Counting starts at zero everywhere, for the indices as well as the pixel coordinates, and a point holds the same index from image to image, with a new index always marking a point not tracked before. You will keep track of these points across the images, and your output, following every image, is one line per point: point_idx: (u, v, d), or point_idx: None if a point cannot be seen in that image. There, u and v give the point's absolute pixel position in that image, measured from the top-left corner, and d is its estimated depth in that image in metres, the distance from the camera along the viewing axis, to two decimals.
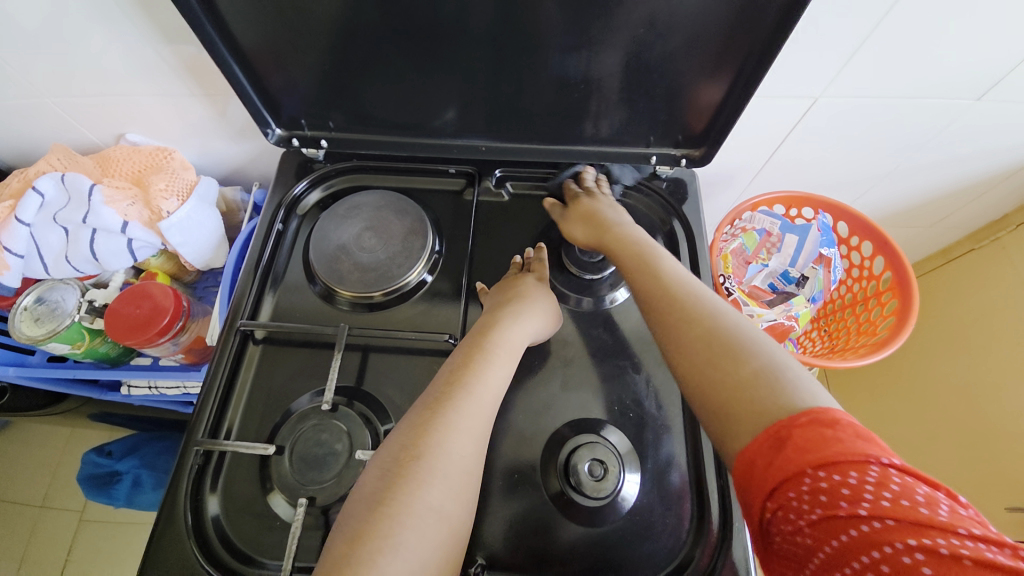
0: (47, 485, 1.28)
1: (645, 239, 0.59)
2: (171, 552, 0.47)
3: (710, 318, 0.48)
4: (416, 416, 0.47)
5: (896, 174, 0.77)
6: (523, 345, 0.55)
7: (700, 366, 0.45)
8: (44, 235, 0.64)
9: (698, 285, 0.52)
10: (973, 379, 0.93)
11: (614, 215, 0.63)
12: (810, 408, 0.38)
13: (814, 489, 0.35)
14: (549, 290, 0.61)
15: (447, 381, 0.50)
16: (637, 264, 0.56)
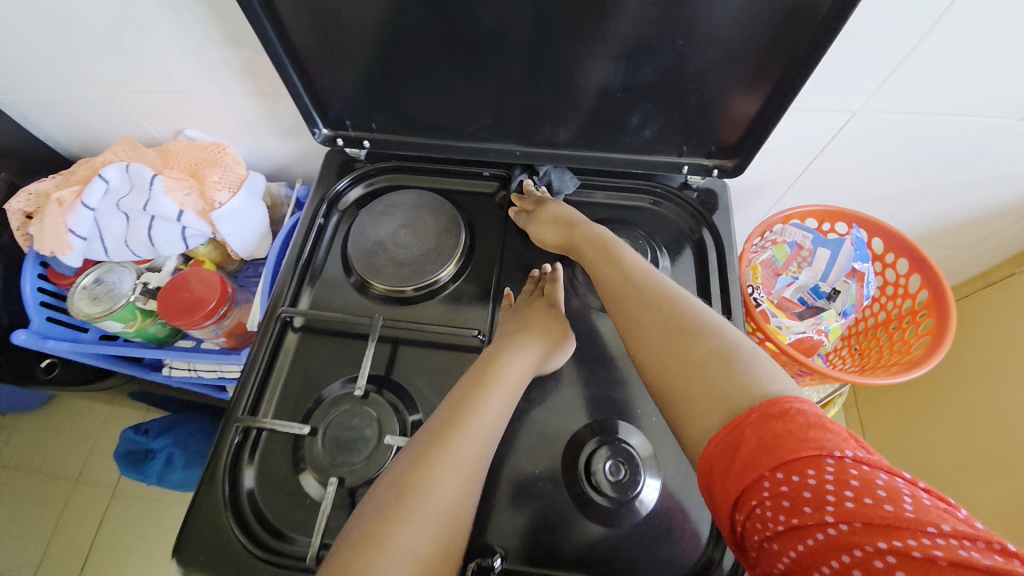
0: (83, 460, 1.35)
1: (607, 235, 0.61)
2: (209, 520, 0.50)
3: (667, 303, 0.51)
4: (415, 450, 0.47)
5: (935, 192, 0.76)
6: (524, 379, 0.54)
7: (659, 346, 0.49)
8: (107, 220, 0.69)
9: (659, 275, 0.56)
10: (1013, 408, 0.90)
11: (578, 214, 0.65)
12: (766, 401, 0.40)
13: (777, 494, 0.36)
14: (564, 316, 0.60)
15: (447, 415, 0.50)
16: (600, 260, 0.59)
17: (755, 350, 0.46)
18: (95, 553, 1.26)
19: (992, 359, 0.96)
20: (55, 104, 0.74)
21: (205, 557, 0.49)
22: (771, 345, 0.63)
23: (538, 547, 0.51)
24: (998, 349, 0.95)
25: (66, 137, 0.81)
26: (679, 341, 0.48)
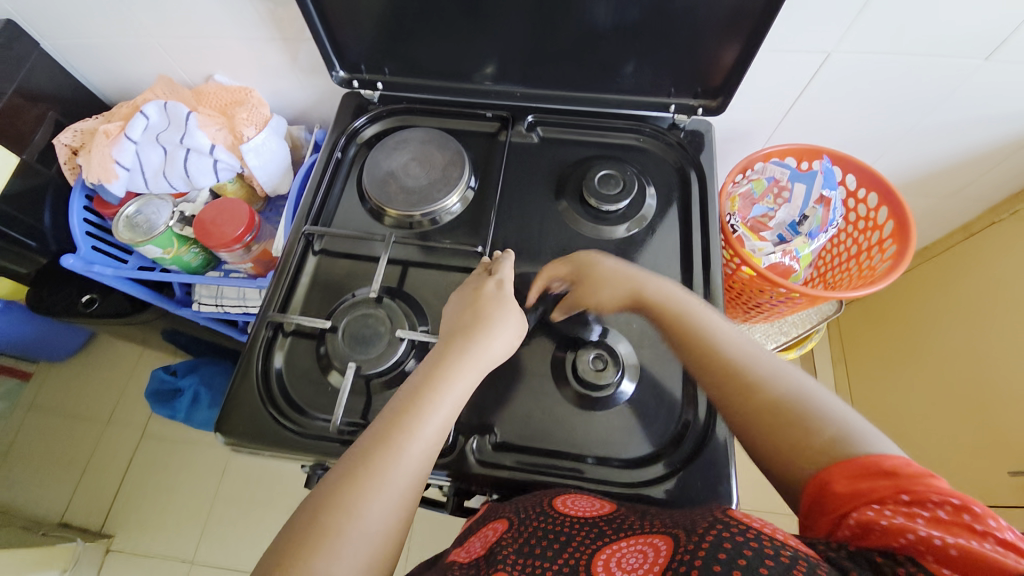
0: (113, 403, 1.45)
1: (687, 297, 0.59)
2: (246, 397, 0.59)
3: (768, 386, 0.49)
4: (379, 428, 0.48)
5: (912, 136, 0.81)
6: (489, 364, 0.55)
7: (773, 436, 0.47)
8: (147, 153, 0.77)
9: (750, 345, 0.54)
10: (980, 346, 0.99)
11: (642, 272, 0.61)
12: (872, 461, 0.41)
13: (961, 507, 0.36)
14: (508, 294, 0.60)
15: (407, 396, 0.50)
16: (684, 331, 0.56)
17: (863, 420, 0.46)
18: (125, 487, 1.36)
19: (970, 306, 1.02)
20: (95, 50, 0.81)
21: (242, 428, 0.57)
22: (748, 269, 0.69)
23: (528, 432, 0.58)
24: (977, 297, 1.01)
25: (104, 84, 0.89)
26: (800, 420, 0.46)
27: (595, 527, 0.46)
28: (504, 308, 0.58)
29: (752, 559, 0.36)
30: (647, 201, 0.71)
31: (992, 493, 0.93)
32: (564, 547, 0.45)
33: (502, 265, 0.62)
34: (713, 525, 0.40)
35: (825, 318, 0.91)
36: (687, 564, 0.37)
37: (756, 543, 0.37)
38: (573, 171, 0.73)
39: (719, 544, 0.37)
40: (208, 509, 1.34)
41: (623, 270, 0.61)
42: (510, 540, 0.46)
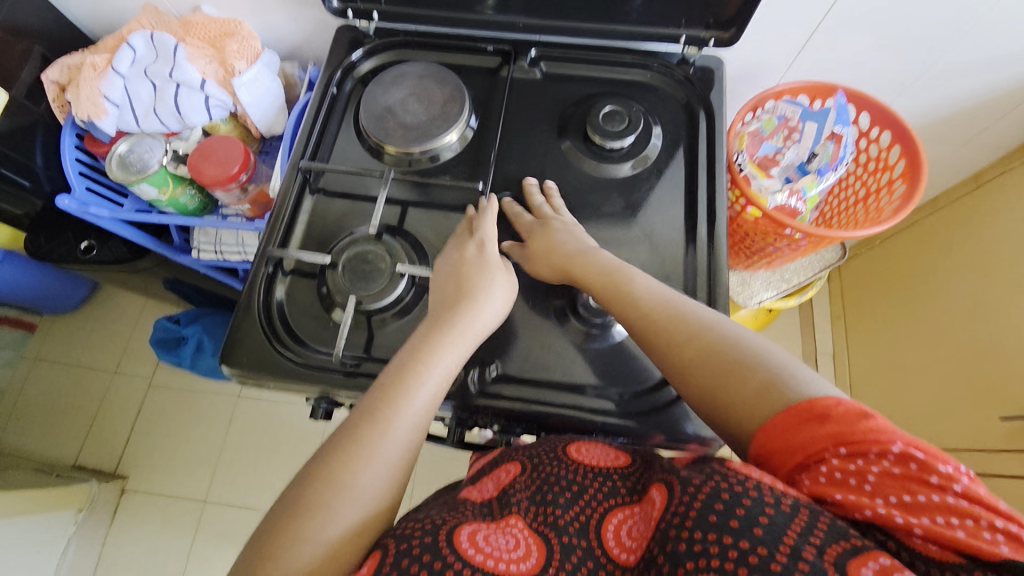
0: (118, 356, 1.47)
1: (610, 260, 0.58)
2: (251, 332, 0.60)
3: (696, 340, 0.50)
4: (369, 401, 0.48)
5: (932, 72, 0.78)
6: (482, 333, 0.55)
7: (713, 392, 0.47)
8: (135, 87, 0.76)
9: (680, 301, 0.54)
10: (981, 297, 0.99)
11: (566, 237, 0.60)
12: (803, 404, 0.42)
13: (905, 455, 0.37)
14: (491, 249, 0.60)
15: (397, 368, 0.51)
16: (615, 296, 0.55)
17: (785, 356, 0.47)
18: (136, 433, 1.41)
19: (974, 259, 1.01)
20: None
21: (245, 360, 0.59)
22: (754, 209, 0.69)
23: (528, 367, 0.59)
24: (982, 249, 1.00)
25: (89, 17, 0.85)
26: (731, 371, 0.47)
27: (609, 482, 0.47)
28: (488, 273, 0.58)
29: (750, 508, 0.37)
30: (652, 141, 0.68)
31: (981, 438, 0.95)
32: (580, 494, 0.46)
33: (483, 221, 0.61)
34: (710, 477, 0.40)
35: (827, 267, 0.91)
36: (680, 516, 0.39)
37: (754, 492, 0.38)
38: (577, 107, 0.71)
39: (715, 495, 0.38)
40: (218, 455, 1.38)
41: (553, 233, 0.60)
42: (523, 485, 0.48)
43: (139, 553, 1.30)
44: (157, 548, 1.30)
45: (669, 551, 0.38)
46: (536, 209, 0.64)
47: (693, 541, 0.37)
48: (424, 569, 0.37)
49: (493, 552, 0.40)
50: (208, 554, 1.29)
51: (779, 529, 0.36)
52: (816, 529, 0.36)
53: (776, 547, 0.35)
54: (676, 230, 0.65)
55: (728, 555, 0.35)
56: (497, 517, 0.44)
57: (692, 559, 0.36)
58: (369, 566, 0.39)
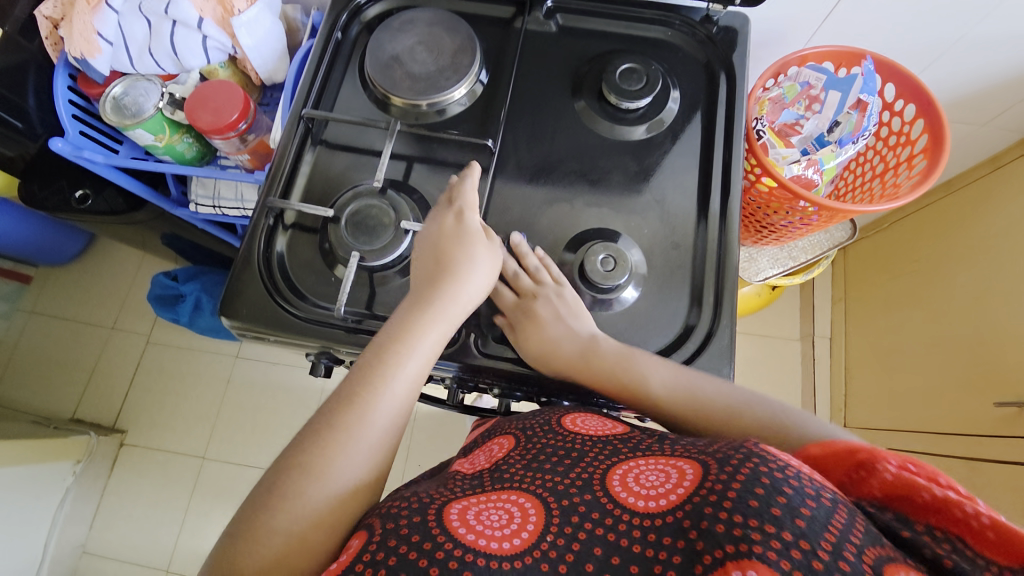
0: (116, 311, 1.46)
1: (616, 351, 0.55)
2: (251, 285, 0.59)
3: (730, 423, 0.50)
4: (346, 387, 0.47)
5: (965, 42, 0.75)
6: (464, 312, 0.54)
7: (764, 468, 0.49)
8: (130, 24, 0.72)
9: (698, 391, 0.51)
10: (988, 283, 0.98)
11: (558, 329, 0.56)
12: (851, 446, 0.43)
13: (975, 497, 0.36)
14: (471, 224, 0.56)
15: (376, 351, 0.49)
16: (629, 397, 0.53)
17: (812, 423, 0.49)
18: (135, 389, 1.41)
19: (982, 243, 1.00)
20: None
21: (245, 312, 0.58)
22: (769, 179, 0.67)
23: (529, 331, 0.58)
24: (993, 234, 0.98)
25: None
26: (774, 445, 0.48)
27: (609, 446, 0.47)
28: (467, 246, 0.55)
29: (792, 497, 0.35)
30: (669, 104, 0.66)
31: (975, 422, 0.96)
32: (575, 463, 0.45)
33: (462, 192, 0.58)
34: (748, 457, 0.38)
35: (836, 246, 0.90)
36: (718, 494, 0.37)
37: (795, 481, 0.36)
38: (594, 63, 0.67)
39: (755, 478, 0.37)
40: (216, 413, 1.39)
41: (544, 326, 0.56)
42: (517, 457, 0.47)
43: (139, 504, 1.32)
44: (157, 500, 1.32)
45: (707, 531, 0.36)
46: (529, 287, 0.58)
47: (732, 524, 0.35)
48: (414, 550, 0.37)
49: (486, 528, 0.39)
50: (205, 508, 1.32)
51: (821, 523, 0.34)
52: (854, 528, 0.34)
53: (818, 543, 0.33)
54: (689, 197, 0.63)
55: (772, 544, 0.33)
56: (488, 489, 0.44)
57: (732, 541, 0.34)
58: (357, 545, 0.39)
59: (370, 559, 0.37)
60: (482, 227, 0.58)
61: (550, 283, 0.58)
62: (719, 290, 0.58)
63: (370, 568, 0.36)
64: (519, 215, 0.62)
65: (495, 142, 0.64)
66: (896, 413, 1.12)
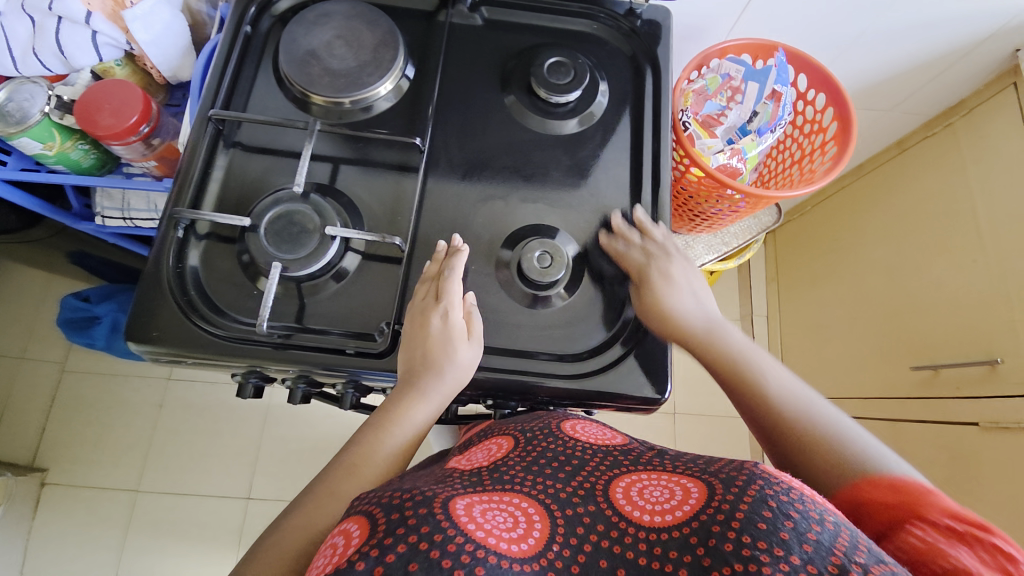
0: (23, 339, 1.31)
1: (741, 342, 0.57)
2: (155, 299, 0.54)
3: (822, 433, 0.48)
4: (340, 457, 0.50)
5: (868, 33, 0.81)
6: (451, 396, 0.53)
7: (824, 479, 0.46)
8: (11, 23, 0.65)
9: (811, 400, 0.52)
10: (900, 258, 1.06)
11: (688, 298, 0.59)
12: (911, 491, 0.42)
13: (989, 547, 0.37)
14: (450, 310, 0.53)
15: (373, 427, 0.51)
16: (739, 383, 0.54)
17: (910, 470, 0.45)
18: (53, 423, 1.28)
19: (894, 220, 1.08)
20: None
21: (155, 334, 0.53)
22: (697, 169, 0.69)
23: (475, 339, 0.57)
24: (902, 212, 1.07)
25: None
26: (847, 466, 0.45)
27: (609, 457, 0.48)
28: (449, 337, 0.52)
29: (799, 521, 0.35)
30: (598, 97, 0.66)
31: (896, 386, 1.04)
32: (576, 472, 0.45)
33: (449, 285, 0.54)
34: (753, 480, 0.38)
35: (764, 230, 0.95)
36: (725, 513, 0.37)
37: (800, 504, 0.36)
38: (521, 57, 0.66)
39: (762, 501, 0.36)
40: (148, 442, 1.28)
41: (677, 291, 0.58)
42: (516, 458, 0.47)
43: (64, 550, 1.20)
44: (86, 543, 1.21)
45: (714, 548, 0.35)
46: (639, 248, 0.59)
47: (741, 544, 0.34)
48: (425, 541, 0.34)
49: (492, 527, 0.38)
50: (143, 545, 1.21)
51: (827, 547, 0.33)
52: (858, 549, 0.34)
53: (826, 567, 0.32)
54: (622, 189, 0.64)
55: (781, 567, 0.33)
56: (488, 489, 0.43)
57: (740, 561, 0.34)
58: (363, 534, 0.36)
59: (378, 544, 0.34)
60: (468, 313, 0.55)
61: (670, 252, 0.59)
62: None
63: (377, 553, 0.34)
64: (454, 215, 0.60)
65: (423, 140, 0.62)
66: (828, 383, 1.20)
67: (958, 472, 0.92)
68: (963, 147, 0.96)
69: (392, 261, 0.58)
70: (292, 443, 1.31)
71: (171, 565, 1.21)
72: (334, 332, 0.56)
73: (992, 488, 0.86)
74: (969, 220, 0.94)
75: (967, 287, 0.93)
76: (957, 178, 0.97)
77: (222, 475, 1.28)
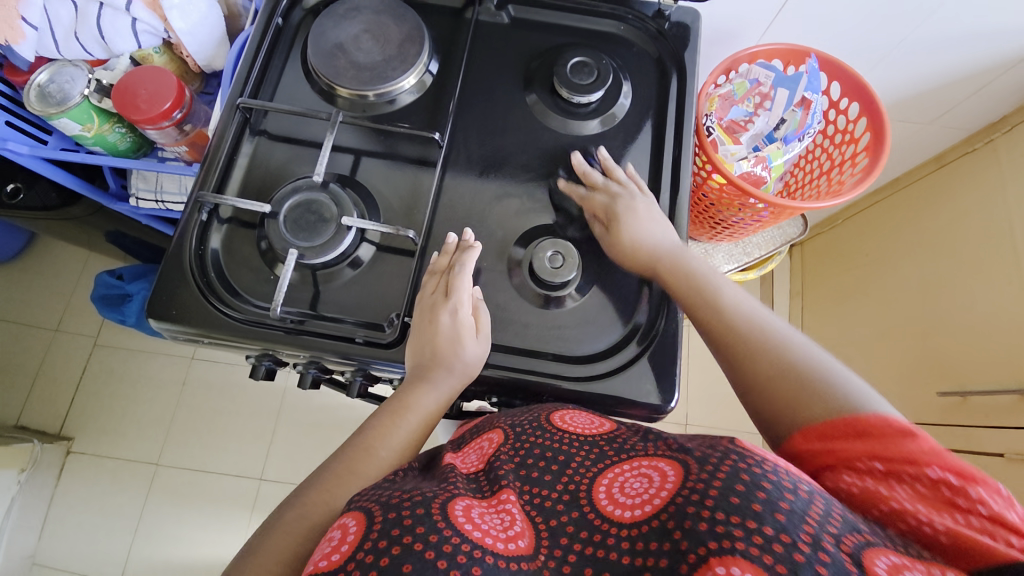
0: (59, 312, 1.37)
1: (701, 264, 0.58)
2: (178, 281, 0.56)
3: (777, 353, 0.50)
4: (343, 446, 0.50)
5: (908, 44, 0.78)
6: (455, 391, 0.53)
7: (776, 401, 0.47)
8: (56, 8, 0.68)
9: (762, 315, 0.54)
10: (932, 277, 1.01)
11: (652, 228, 0.59)
12: (860, 416, 0.42)
13: (938, 480, 0.37)
14: (459, 307, 0.53)
15: (377, 417, 0.51)
16: (703, 302, 0.55)
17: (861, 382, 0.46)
18: (81, 394, 1.34)
19: (927, 236, 1.04)
20: None
21: (174, 313, 0.55)
22: (719, 176, 0.68)
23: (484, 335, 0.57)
24: (937, 228, 1.02)
25: None
26: (800, 387, 0.47)
27: (595, 449, 0.46)
28: (458, 333, 0.53)
29: (772, 491, 0.35)
30: (621, 99, 0.65)
31: (921, 411, 1.00)
32: (563, 470, 0.44)
33: (457, 280, 0.54)
34: (726, 456, 0.38)
35: (787, 241, 0.92)
36: (701, 494, 0.36)
37: (772, 476, 0.36)
38: (544, 56, 0.66)
39: (736, 475, 0.36)
40: (170, 418, 1.33)
41: (641, 221, 0.58)
42: (507, 457, 0.45)
43: (88, 516, 1.25)
44: (108, 509, 1.26)
45: (690, 530, 0.34)
46: (603, 188, 0.60)
47: (715, 522, 0.34)
48: (420, 542, 0.35)
49: (486, 530, 0.37)
50: (160, 516, 1.26)
51: (799, 516, 0.34)
52: (832, 518, 0.35)
53: (799, 535, 0.33)
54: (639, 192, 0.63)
55: (754, 540, 0.33)
56: (487, 494, 0.42)
57: (716, 539, 0.33)
58: (358, 531, 0.37)
59: (372, 548, 0.35)
60: (476, 309, 0.55)
61: (632, 191, 0.60)
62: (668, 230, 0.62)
63: (372, 558, 0.35)
64: (468, 210, 0.61)
65: (443, 135, 0.62)
66: None
67: None
68: (1005, 165, 0.92)
69: (406, 253, 0.59)
70: (305, 427, 1.34)
71: (185, 538, 1.25)
72: (347, 321, 0.56)
73: None
74: (1007, 241, 0.90)
75: (1001, 312, 0.89)
76: (998, 197, 0.93)
77: (237, 454, 1.31)
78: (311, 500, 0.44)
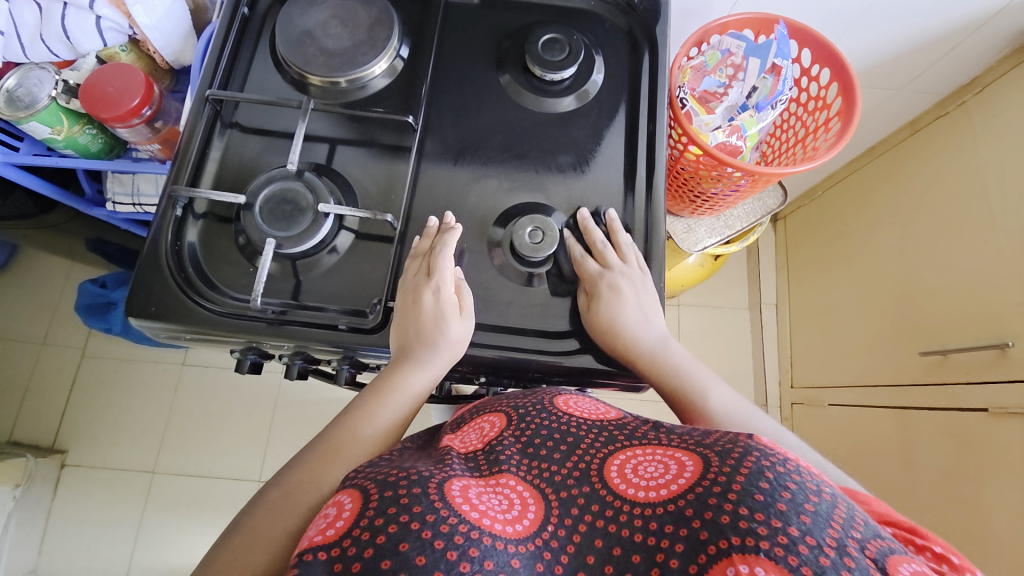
0: (46, 325, 1.36)
1: (683, 358, 0.56)
2: (155, 276, 0.56)
3: None
4: (329, 428, 0.50)
5: (876, 8, 0.79)
6: (441, 371, 0.53)
7: None
8: (21, 11, 0.67)
9: (752, 414, 0.54)
10: (911, 241, 1.03)
11: (637, 314, 0.57)
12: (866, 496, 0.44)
13: (940, 555, 0.37)
14: (440, 288, 0.53)
15: (361, 399, 0.51)
16: (682, 399, 0.54)
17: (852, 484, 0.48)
18: (73, 405, 1.32)
19: (906, 201, 1.05)
20: None
21: (153, 310, 0.54)
22: (695, 147, 0.68)
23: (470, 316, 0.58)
24: (914, 193, 1.03)
25: None
26: None
27: (605, 432, 0.47)
28: (441, 315, 0.53)
29: (796, 493, 0.36)
30: (594, 75, 0.65)
31: (905, 373, 1.02)
32: (572, 450, 0.45)
33: (439, 262, 0.54)
34: (747, 453, 0.38)
35: (768, 213, 0.93)
36: (722, 486, 0.37)
37: (797, 476, 0.37)
38: (515, 35, 0.66)
39: (759, 473, 0.37)
40: (165, 424, 1.32)
41: (628, 307, 0.56)
42: (511, 439, 0.46)
43: (87, 525, 1.25)
44: (107, 520, 1.25)
45: (711, 522, 0.36)
46: (595, 258, 0.58)
47: (738, 517, 0.35)
48: (416, 521, 0.36)
49: (485, 508, 0.39)
50: (159, 522, 1.26)
51: (824, 519, 0.35)
52: (856, 523, 0.36)
53: (824, 539, 0.34)
54: (615, 165, 0.63)
55: (778, 539, 0.34)
56: (487, 474, 0.43)
57: (738, 534, 0.34)
58: (353, 509, 0.37)
59: (369, 527, 0.35)
60: (458, 289, 0.55)
61: (626, 263, 0.58)
62: (647, 256, 0.61)
63: (369, 535, 0.35)
64: (446, 192, 0.61)
65: (417, 120, 0.62)
66: (841, 371, 1.17)
67: (968, 459, 0.89)
68: (977, 125, 0.93)
69: (385, 239, 0.59)
70: (300, 425, 1.34)
71: (185, 542, 1.25)
72: (329, 309, 0.56)
73: (999, 475, 0.84)
74: (982, 202, 0.91)
75: (976, 271, 0.90)
76: (967, 158, 0.94)
77: (233, 456, 1.31)
78: (296, 482, 0.45)
